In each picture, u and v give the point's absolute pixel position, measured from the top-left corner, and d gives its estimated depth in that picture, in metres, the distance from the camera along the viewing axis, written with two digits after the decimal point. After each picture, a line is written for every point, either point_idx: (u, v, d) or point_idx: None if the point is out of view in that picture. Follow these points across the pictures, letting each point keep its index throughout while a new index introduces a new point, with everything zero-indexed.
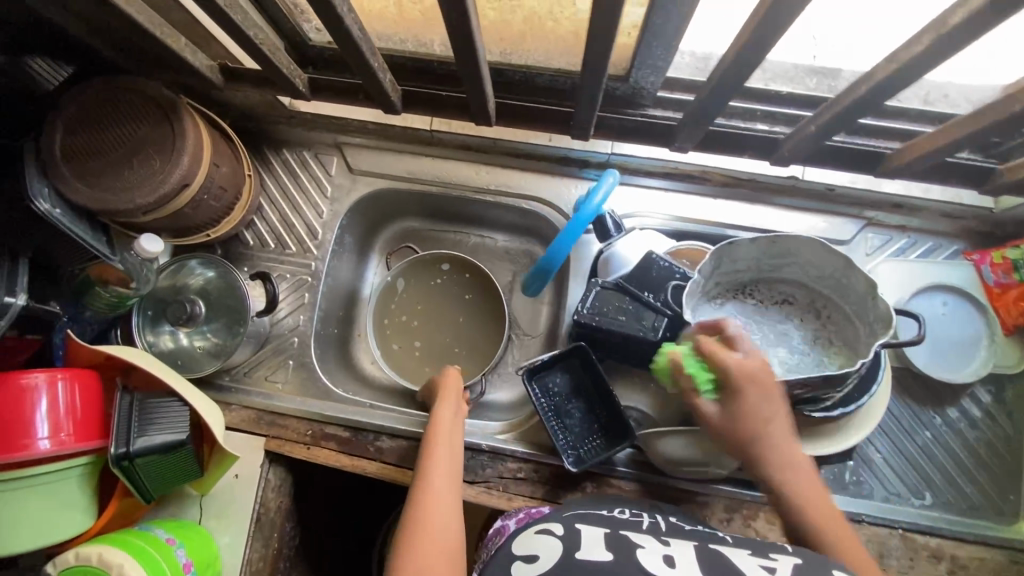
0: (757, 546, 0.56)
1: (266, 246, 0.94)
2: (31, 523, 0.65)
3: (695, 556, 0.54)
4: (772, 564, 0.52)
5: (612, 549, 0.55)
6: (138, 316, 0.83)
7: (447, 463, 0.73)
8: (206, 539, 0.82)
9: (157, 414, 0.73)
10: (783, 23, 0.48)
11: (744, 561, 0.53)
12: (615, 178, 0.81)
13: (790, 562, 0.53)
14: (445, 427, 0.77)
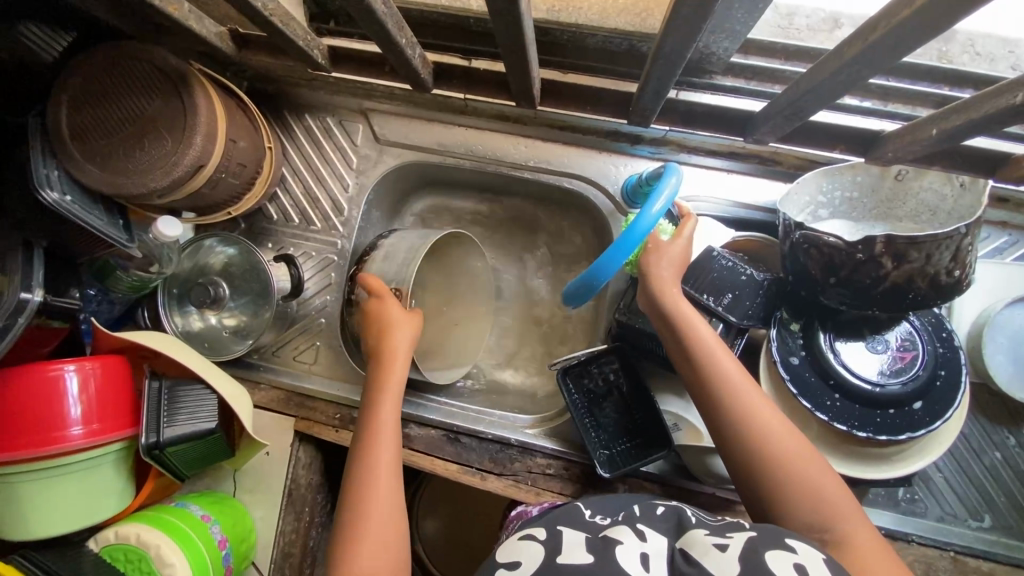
0: (717, 525, 0.52)
1: (289, 221, 0.89)
2: (68, 508, 0.67)
3: (665, 546, 0.51)
4: (723, 543, 0.49)
5: (592, 549, 0.50)
6: (163, 296, 0.80)
7: (394, 426, 0.66)
8: (240, 513, 0.84)
9: (185, 401, 0.72)
10: (902, 41, 0.39)
11: (699, 543, 0.50)
12: (678, 181, 0.59)
13: (744, 537, 0.50)
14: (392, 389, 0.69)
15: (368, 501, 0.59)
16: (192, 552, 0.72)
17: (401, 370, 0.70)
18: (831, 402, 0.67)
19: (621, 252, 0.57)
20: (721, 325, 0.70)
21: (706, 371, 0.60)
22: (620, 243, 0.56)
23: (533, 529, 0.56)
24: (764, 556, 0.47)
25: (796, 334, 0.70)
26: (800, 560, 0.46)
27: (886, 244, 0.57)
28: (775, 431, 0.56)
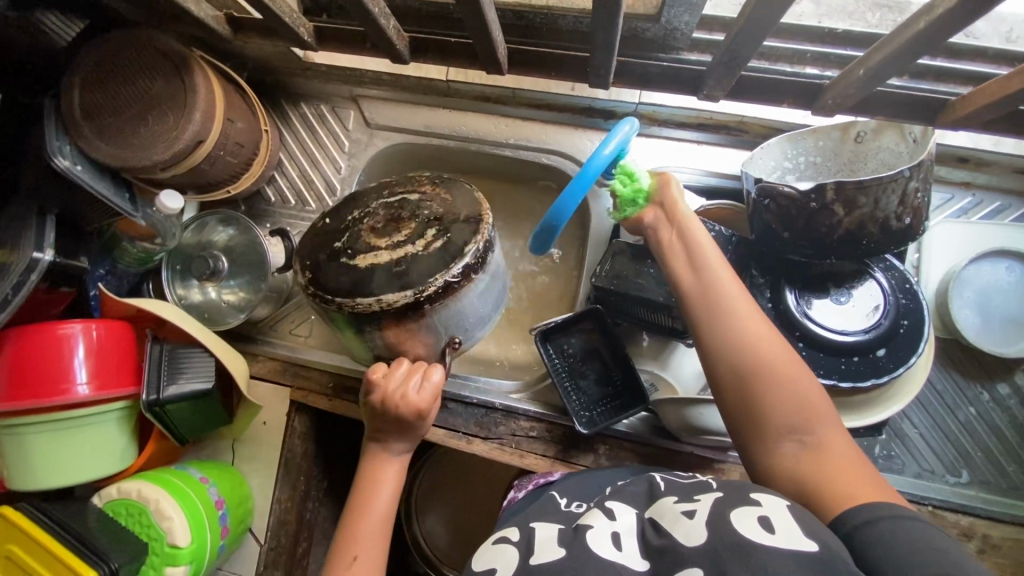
0: (684, 490, 0.55)
1: (286, 203, 0.95)
2: (73, 461, 0.71)
3: (634, 519, 0.54)
4: (689, 510, 0.51)
5: (565, 544, 0.54)
6: (166, 270, 0.85)
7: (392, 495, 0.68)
8: (238, 479, 0.89)
9: (185, 362, 0.76)
10: None
11: (668, 512, 0.52)
12: (632, 130, 0.65)
13: (711, 498, 0.52)
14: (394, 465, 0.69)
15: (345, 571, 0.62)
16: (193, 513, 0.76)
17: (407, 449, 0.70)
18: (797, 351, 0.69)
19: (577, 189, 0.61)
20: None
21: (720, 305, 0.59)
22: (578, 181, 0.61)
23: (508, 532, 0.62)
24: (729, 513, 0.48)
25: (763, 290, 0.72)
26: (762, 510, 0.48)
27: (836, 191, 0.60)
28: (773, 358, 0.57)
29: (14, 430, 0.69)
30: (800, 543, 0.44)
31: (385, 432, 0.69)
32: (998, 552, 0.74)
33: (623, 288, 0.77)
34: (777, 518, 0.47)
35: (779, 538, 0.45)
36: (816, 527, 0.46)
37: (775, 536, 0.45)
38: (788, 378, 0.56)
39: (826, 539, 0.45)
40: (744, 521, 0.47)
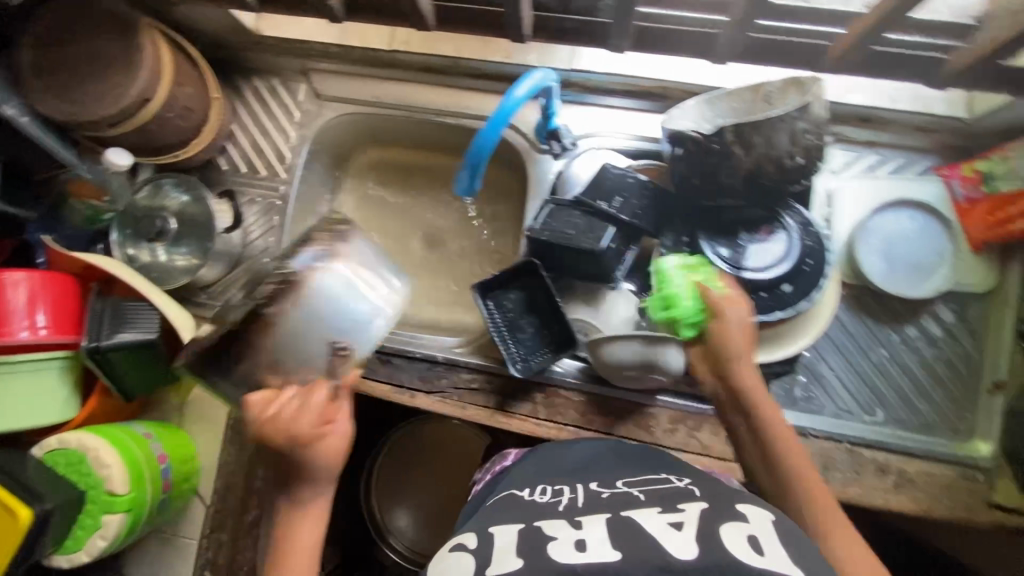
0: (667, 498, 0.53)
1: (238, 171, 0.98)
2: (10, 405, 0.73)
3: (606, 527, 0.51)
4: (679, 521, 0.49)
5: (523, 553, 0.50)
6: (116, 233, 0.86)
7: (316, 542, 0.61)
8: (186, 440, 0.90)
9: (128, 314, 0.78)
10: None
11: (654, 520, 0.50)
12: (546, 79, 0.71)
13: (697, 508, 0.52)
14: (319, 508, 0.62)
15: None
16: (135, 467, 0.76)
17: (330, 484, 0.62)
18: None
19: (489, 129, 0.66)
20: (615, 225, 0.77)
21: (761, 419, 0.64)
22: (492, 120, 0.66)
23: (464, 537, 0.56)
24: (720, 529, 0.48)
25: (681, 238, 0.77)
26: (752, 531, 0.48)
27: (735, 132, 0.66)
28: (790, 451, 0.62)
29: None
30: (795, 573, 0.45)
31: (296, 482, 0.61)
32: (914, 485, 0.79)
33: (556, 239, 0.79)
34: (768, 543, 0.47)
35: (769, 560, 0.45)
36: (812, 556, 0.47)
37: (767, 559, 0.45)
38: (799, 468, 0.61)
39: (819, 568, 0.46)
40: (734, 541, 0.47)
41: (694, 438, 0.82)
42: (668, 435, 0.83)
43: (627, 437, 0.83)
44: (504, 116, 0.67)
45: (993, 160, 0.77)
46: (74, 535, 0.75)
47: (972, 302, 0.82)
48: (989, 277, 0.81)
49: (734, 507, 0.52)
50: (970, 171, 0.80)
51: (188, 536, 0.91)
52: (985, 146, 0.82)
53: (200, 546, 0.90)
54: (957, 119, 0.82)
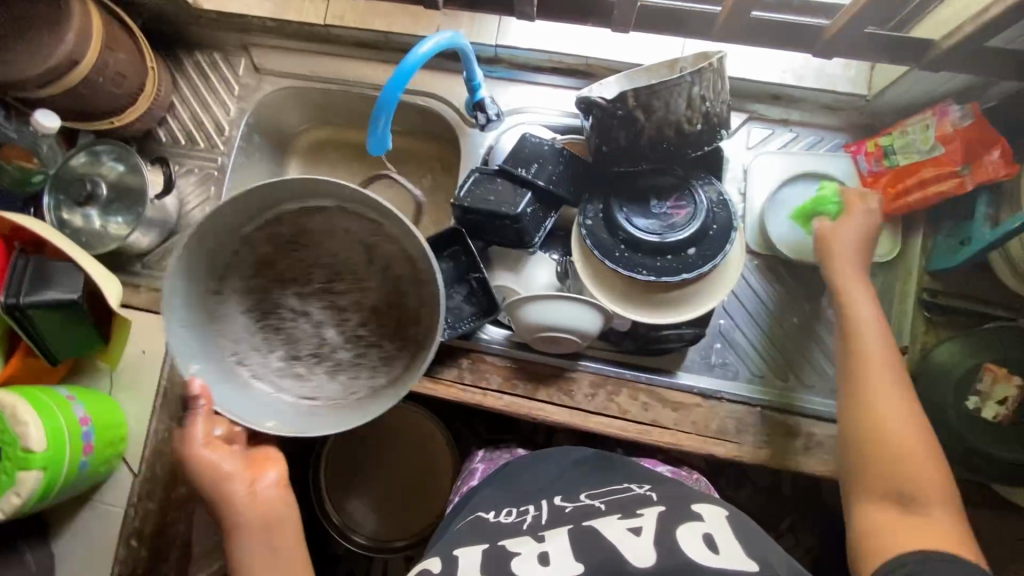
0: (625, 506, 0.64)
1: (177, 142, 0.99)
2: None
3: (567, 540, 0.60)
4: (635, 526, 0.59)
5: (488, 566, 0.59)
6: (48, 197, 0.88)
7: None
8: (113, 406, 0.90)
9: (50, 273, 0.79)
10: None
11: (615, 528, 0.60)
12: (452, 41, 0.75)
13: (654, 512, 0.62)
14: (258, 549, 0.68)
15: None
16: (52, 426, 0.77)
17: (270, 526, 0.69)
18: (620, 253, 0.77)
19: (394, 85, 0.71)
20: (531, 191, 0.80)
21: (862, 367, 0.66)
22: (394, 77, 0.71)
23: (430, 562, 0.63)
24: (675, 531, 0.57)
25: (595, 205, 0.80)
26: (705, 528, 0.58)
27: (635, 98, 0.69)
28: (886, 393, 0.64)
29: None
30: (740, 559, 0.54)
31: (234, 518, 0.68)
32: (821, 447, 0.81)
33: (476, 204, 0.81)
34: (717, 536, 0.57)
35: (723, 557, 0.54)
36: (759, 547, 0.56)
37: (720, 556, 0.54)
38: (887, 412, 0.63)
39: (762, 553, 0.55)
40: (689, 539, 0.56)
41: (613, 402, 0.84)
42: (588, 399, 0.85)
43: (549, 402, 0.85)
44: (406, 74, 0.72)
45: (893, 136, 0.82)
46: None
47: (878, 272, 0.86)
48: (894, 247, 0.85)
49: (689, 507, 0.62)
50: (874, 147, 0.84)
51: (113, 504, 0.91)
52: (887, 123, 0.87)
53: (126, 514, 0.91)
54: (860, 98, 0.87)
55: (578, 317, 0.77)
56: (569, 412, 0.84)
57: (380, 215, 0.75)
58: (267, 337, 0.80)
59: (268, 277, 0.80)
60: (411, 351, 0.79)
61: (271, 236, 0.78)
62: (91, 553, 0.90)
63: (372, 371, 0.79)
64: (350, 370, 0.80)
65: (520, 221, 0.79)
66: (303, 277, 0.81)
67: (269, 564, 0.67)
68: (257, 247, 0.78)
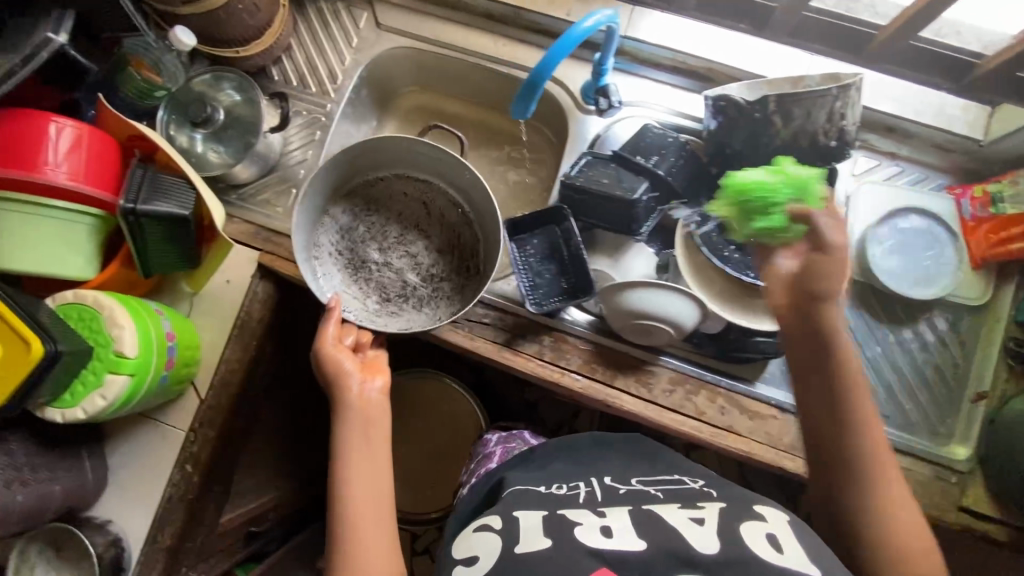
0: (686, 496, 0.60)
1: (288, 83, 1.00)
2: (30, 248, 0.73)
3: (630, 518, 0.57)
4: (701, 517, 0.56)
5: (551, 534, 0.56)
6: (164, 112, 0.88)
7: (370, 469, 0.71)
8: (192, 329, 0.91)
9: (163, 186, 0.79)
10: None
11: (677, 515, 0.57)
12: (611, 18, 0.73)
13: (716, 506, 0.58)
14: (354, 438, 0.73)
15: (353, 530, 0.66)
16: (143, 333, 0.77)
17: (371, 420, 0.76)
18: (729, 254, 0.78)
19: (559, 52, 0.67)
20: (650, 180, 0.80)
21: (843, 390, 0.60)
22: (560, 42, 0.68)
23: (490, 517, 0.61)
24: (741, 528, 0.54)
25: (708, 206, 0.80)
26: (768, 527, 0.55)
27: (777, 103, 0.70)
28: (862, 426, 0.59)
29: None
30: (807, 562, 0.51)
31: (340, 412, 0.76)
32: None
33: (588, 185, 0.81)
34: (782, 535, 0.54)
35: (788, 557, 0.51)
36: (819, 551, 0.53)
37: (784, 556, 0.51)
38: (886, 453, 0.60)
39: (825, 559, 0.53)
40: (752, 536, 0.53)
41: (690, 401, 0.85)
42: (666, 395, 0.85)
43: (625, 391, 0.85)
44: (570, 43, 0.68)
45: (1003, 184, 0.84)
46: (73, 390, 0.75)
47: (966, 315, 0.87)
48: (985, 292, 0.86)
49: (752, 507, 0.58)
50: (980, 192, 0.86)
51: (176, 426, 0.93)
52: (994, 172, 0.89)
53: (186, 438, 0.92)
54: (974, 142, 0.89)
55: (677, 307, 0.78)
56: (646, 405, 0.85)
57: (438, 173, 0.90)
58: (359, 286, 0.90)
59: (352, 235, 0.92)
60: (480, 279, 0.90)
61: (352, 194, 0.92)
62: (146, 470, 0.92)
63: (450, 300, 0.90)
64: (431, 301, 0.90)
65: (637, 207, 0.79)
66: (430, 227, 0.94)
67: (366, 456, 0.72)
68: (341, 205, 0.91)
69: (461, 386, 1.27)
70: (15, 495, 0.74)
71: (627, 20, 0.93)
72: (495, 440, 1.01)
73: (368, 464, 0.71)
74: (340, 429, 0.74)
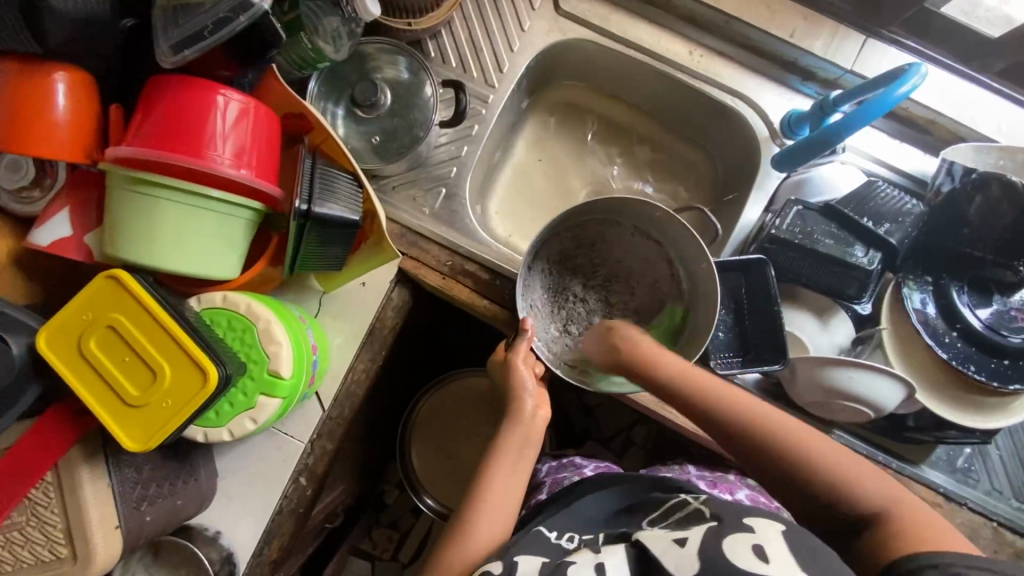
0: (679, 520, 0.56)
1: (445, 62, 0.87)
2: (183, 244, 0.62)
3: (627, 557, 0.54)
4: (683, 540, 0.52)
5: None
6: (315, 83, 0.78)
7: (512, 475, 0.67)
8: (322, 335, 0.81)
9: (333, 182, 0.69)
10: None
11: (662, 541, 0.53)
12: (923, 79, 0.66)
13: (703, 527, 0.53)
14: (508, 444, 0.70)
15: (473, 514, 0.64)
16: (295, 340, 0.68)
17: (530, 439, 0.71)
18: (950, 340, 0.73)
19: (876, 112, 0.67)
20: (881, 252, 0.74)
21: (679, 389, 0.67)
22: (874, 108, 0.66)
23: (490, 562, 0.57)
24: (723, 542, 0.50)
25: (928, 284, 0.74)
26: (756, 539, 0.49)
27: None
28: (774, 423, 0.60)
29: (141, 189, 0.60)
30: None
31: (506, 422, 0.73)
32: None
33: (806, 243, 0.75)
34: (773, 547, 0.48)
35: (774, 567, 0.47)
36: (818, 565, 0.47)
37: (769, 566, 0.47)
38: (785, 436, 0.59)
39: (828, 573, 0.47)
40: (737, 551, 0.49)
41: None
42: None
43: None
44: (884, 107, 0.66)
45: None
46: (218, 408, 0.66)
47: None
48: None
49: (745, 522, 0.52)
50: None
51: (292, 435, 0.83)
52: None
53: (305, 449, 0.83)
54: None
55: (884, 391, 0.71)
56: None
57: (643, 225, 0.84)
58: (551, 310, 0.88)
59: (565, 265, 0.89)
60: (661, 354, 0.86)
61: (570, 228, 0.86)
62: (260, 479, 0.83)
63: None
64: None
65: (867, 278, 0.74)
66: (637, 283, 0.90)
67: (512, 471, 0.68)
68: (558, 240, 0.87)
69: None
70: (144, 516, 0.65)
71: (855, 52, 0.81)
72: (546, 471, 0.90)
73: (511, 470, 0.68)
74: (502, 430, 0.72)
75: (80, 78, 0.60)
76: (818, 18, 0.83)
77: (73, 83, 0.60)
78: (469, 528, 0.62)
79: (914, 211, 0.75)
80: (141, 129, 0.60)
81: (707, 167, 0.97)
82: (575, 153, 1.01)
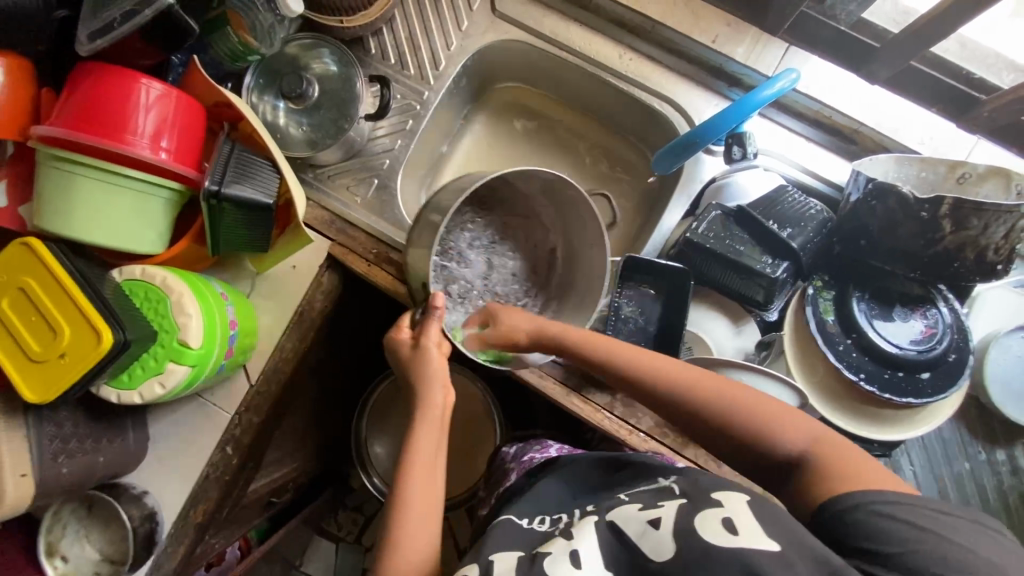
0: (649, 497, 0.52)
1: (385, 59, 0.91)
2: (101, 219, 0.67)
3: (596, 538, 0.49)
4: (656, 519, 0.48)
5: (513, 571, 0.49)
6: (251, 77, 0.83)
7: (433, 473, 0.62)
8: (251, 313, 0.85)
9: (249, 167, 0.73)
10: None
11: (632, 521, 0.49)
12: (795, 80, 0.73)
13: (676, 504, 0.49)
14: (426, 439, 0.64)
15: (398, 523, 0.58)
16: (206, 315, 0.71)
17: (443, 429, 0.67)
18: (845, 348, 0.73)
19: (733, 115, 0.72)
20: (787, 264, 0.74)
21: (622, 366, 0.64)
22: (735, 108, 0.72)
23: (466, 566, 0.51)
24: (693, 521, 0.46)
25: (832, 290, 0.75)
26: (725, 513, 0.46)
27: (953, 209, 0.63)
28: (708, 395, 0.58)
29: (65, 166, 0.65)
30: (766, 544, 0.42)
31: (425, 415, 0.66)
32: None
33: (717, 248, 0.75)
34: (742, 520, 0.44)
35: (744, 538, 0.43)
36: (786, 528, 0.43)
37: (739, 537, 0.43)
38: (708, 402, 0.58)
39: (796, 538, 0.42)
40: (708, 527, 0.45)
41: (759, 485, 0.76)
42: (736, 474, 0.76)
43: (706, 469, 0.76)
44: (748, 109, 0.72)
45: None
46: (131, 372, 0.71)
47: None
48: None
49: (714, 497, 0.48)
50: None
51: (220, 407, 0.87)
52: None
53: (231, 421, 0.87)
54: None
55: (777, 397, 0.71)
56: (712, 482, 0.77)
57: None
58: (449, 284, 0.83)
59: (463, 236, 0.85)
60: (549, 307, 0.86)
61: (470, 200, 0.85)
62: (186, 447, 0.87)
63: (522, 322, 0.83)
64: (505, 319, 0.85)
65: (772, 286, 0.74)
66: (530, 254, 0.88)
67: (430, 479, 0.62)
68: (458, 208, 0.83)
69: (483, 391, 1.10)
70: (60, 467, 0.71)
71: (777, 60, 0.83)
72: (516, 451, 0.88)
73: (431, 465, 0.63)
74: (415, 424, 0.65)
75: (18, 64, 0.66)
76: (744, 26, 0.84)
77: (11, 67, 0.66)
78: (396, 542, 0.57)
79: (825, 215, 0.75)
80: (65, 111, 0.65)
81: (647, 169, 0.98)
82: (519, 151, 1.03)
